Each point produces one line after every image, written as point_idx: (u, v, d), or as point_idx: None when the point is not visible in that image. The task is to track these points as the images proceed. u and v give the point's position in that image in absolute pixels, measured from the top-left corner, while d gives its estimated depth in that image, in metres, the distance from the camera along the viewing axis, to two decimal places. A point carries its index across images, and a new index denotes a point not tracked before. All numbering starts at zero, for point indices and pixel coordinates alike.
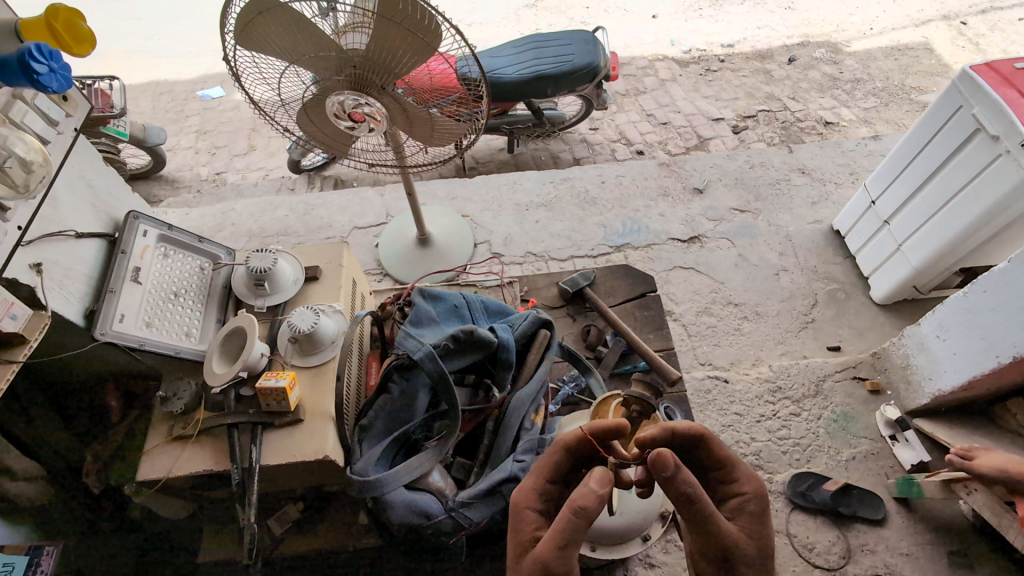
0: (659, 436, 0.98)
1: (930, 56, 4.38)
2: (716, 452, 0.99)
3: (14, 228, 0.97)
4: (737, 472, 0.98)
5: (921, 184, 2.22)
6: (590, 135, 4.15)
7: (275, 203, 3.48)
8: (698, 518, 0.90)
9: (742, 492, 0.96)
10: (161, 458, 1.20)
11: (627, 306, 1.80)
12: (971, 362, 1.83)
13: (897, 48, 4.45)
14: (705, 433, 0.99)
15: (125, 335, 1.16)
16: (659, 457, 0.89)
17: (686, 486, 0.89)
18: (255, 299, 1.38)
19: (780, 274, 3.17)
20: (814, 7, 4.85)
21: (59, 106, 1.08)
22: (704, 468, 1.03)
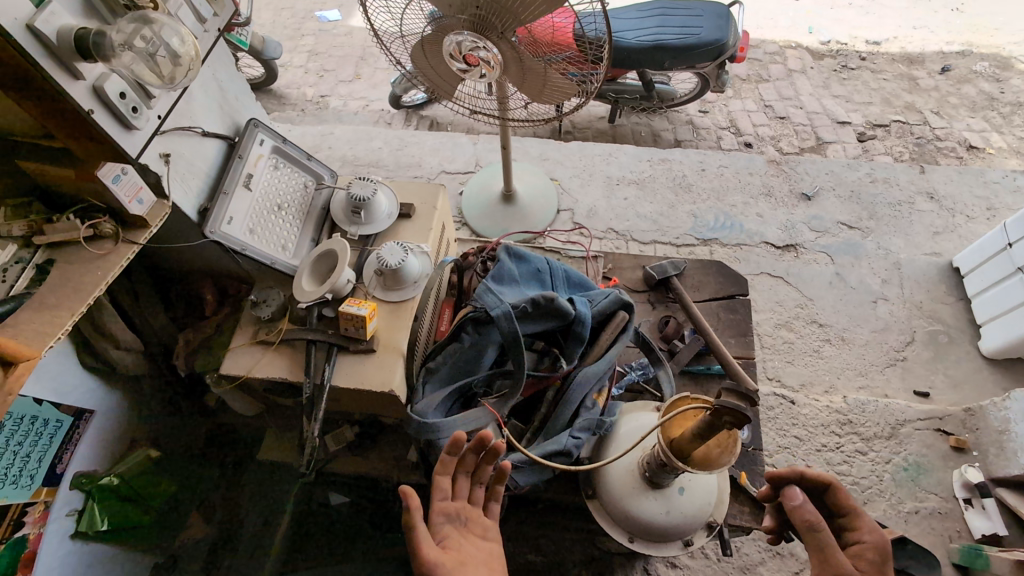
0: (787, 472, 1.12)
1: None
2: (842, 500, 1.10)
3: (155, 117, 0.94)
4: (858, 521, 1.08)
5: None
6: (698, 117, 3.88)
7: (371, 133, 3.54)
8: (818, 549, 1.00)
9: (862, 541, 1.05)
10: (244, 357, 1.27)
11: (713, 305, 1.69)
12: None
13: None
14: (833, 482, 1.10)
15: (230, 237, 1.22)
16: (789, 491, 1.04)
17: (809, 514, 1.02)
18: (349, 225, 1.40)
19: (878, 302, 2.91)
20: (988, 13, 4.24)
21: (210, 5, 1.10)
22: (831, 516, 1.13)
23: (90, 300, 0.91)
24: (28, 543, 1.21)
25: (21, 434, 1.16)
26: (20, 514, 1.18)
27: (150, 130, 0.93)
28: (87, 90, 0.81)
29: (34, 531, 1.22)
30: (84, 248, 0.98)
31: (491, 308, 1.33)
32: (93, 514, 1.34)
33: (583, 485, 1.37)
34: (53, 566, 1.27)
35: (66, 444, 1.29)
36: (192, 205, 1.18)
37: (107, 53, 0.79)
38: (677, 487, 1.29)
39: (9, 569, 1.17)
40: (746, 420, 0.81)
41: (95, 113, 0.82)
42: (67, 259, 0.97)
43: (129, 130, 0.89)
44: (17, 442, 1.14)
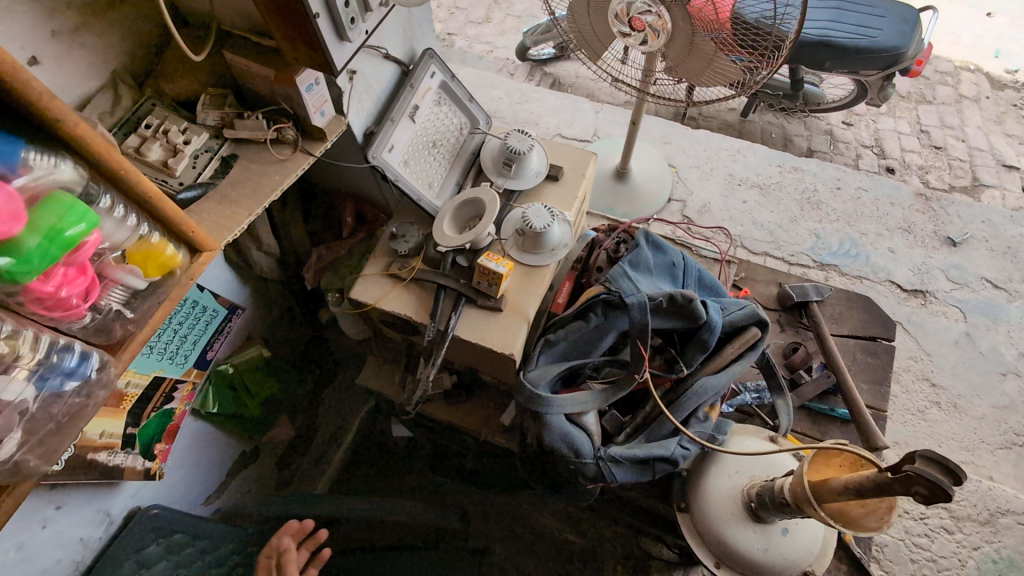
0: None
1: None
2: None
3: (363, 31, 0.92)
4: None
5: None
6: (840, 129, 3.53)
7: (494, 82, 3.47)
8: None
9: None
10: (374, 286, 1.27)
11: (851, 344, 1.54)
12: None
13: None
14: None
15: (388, 166, 1.21)
16: None
17: None
18: (496, 176, 1.36)
19: (1007, 376, 2.59)
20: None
21: None
22: None
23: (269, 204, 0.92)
24: (174, 416, 1.32)
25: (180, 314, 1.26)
26: (171, 389, 1.28)
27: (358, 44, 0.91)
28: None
29: (180, 407, 1.33)
30: (267, 149, 0.99)
31: (626, 295, 1.28)
32: (207, 396, 1.42)
33: (676, 496, 1.32)
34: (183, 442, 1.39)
35: (217, 331, 1.40)
36: (360, 126, 1.17)
37: None
38: (781, 527, 1.21)
39: (159, 436, 1.28)
40: (946, 497, 0.69)
41: (320, 18, 0.80)
42: (250, 157, 0.98)
43: (342, 41, 0.87)
44: (181, 321, 1.25)
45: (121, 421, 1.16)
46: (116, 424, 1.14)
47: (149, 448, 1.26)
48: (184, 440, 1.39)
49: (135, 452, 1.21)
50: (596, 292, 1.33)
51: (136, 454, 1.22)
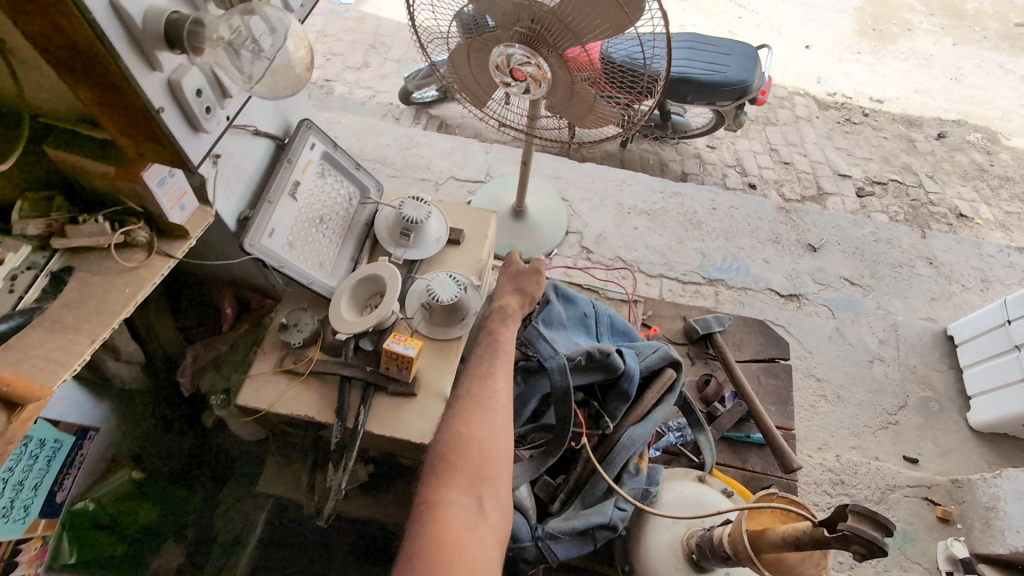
0: None
1: None
2: None
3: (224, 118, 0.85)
4: None
5: None
6: (706, 152, 3.86)
7: (380, 128, 3.38)
8: None
9: None
10: (267, 388, 1.12)
11: (754, 368, 1.63)
12: None
13: None
14: None
15: (270, 252, 1.07)
16: None
17: None
18: (394, 247, 1.27)
19: (874, 362, 2.91)
20: (983, 86, 4.33)
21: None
22: None
23: (116, 327, 0.76)
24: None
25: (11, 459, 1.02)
26: (12, 554, 1.04)
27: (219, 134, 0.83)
28: (162, 83, 0.72)
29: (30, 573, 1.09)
30: (112, 257, 0.83)
31: (546, 358, 1.25)
32: (60, 546, 1.17)
33: (621, 558, 1.29)
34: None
35: (65, 466, 1.16)
36: (232, 212, 1.04)
37: (199, 44, 0.72)
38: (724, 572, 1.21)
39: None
40: (879, 553, 0.71)
41: (164, 112, 0.73)
42: (90, 269, 0.82)
43: (197, 131, 0.80)
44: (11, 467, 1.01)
45: None
46: None
47: None
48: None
49: None
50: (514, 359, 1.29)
51: None
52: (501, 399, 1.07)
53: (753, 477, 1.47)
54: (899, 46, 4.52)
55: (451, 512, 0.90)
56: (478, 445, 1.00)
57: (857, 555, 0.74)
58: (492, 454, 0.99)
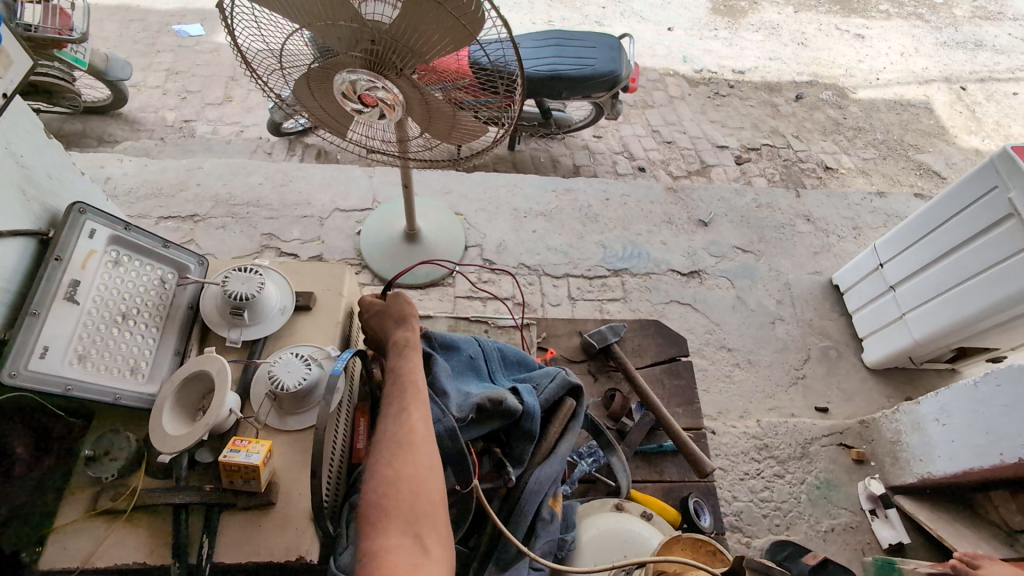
0: None
1: (930, 116, 4.31)
2: None
3: None
4: None
5: (932, 262, 2.53)
6: (593, 143, 3.88)
7: (249, 167, 3.08)
8: None
9: None
10: (81, 539, 0.91)
11: (655, 371, 1.58)
12: (968, 454, 2.11)
13: (900, 102, 4.37)
14: None
15: (46, 376, 0.88)
16: None
17: None
18: (228, 329, 1.09)
19: (776, 323, 3.03)
20: (826, 47, 4.69)
21: None
22: None
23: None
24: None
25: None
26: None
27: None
28: None
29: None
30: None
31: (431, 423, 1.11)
32: None
33: None
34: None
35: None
36: None
37: None
38: None
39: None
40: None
41: None
42: None
43: None
44: None
45: None
46: None
47: None
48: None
49: None
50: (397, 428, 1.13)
51: None
52: (421, 432, 0.97)
53: (671, 487, 1.42)
54: (750, 19, 4.79)
55: (395, 556, 0.80)
56: (404, 487, 0.89)
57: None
58: (422, 495, 0.88)
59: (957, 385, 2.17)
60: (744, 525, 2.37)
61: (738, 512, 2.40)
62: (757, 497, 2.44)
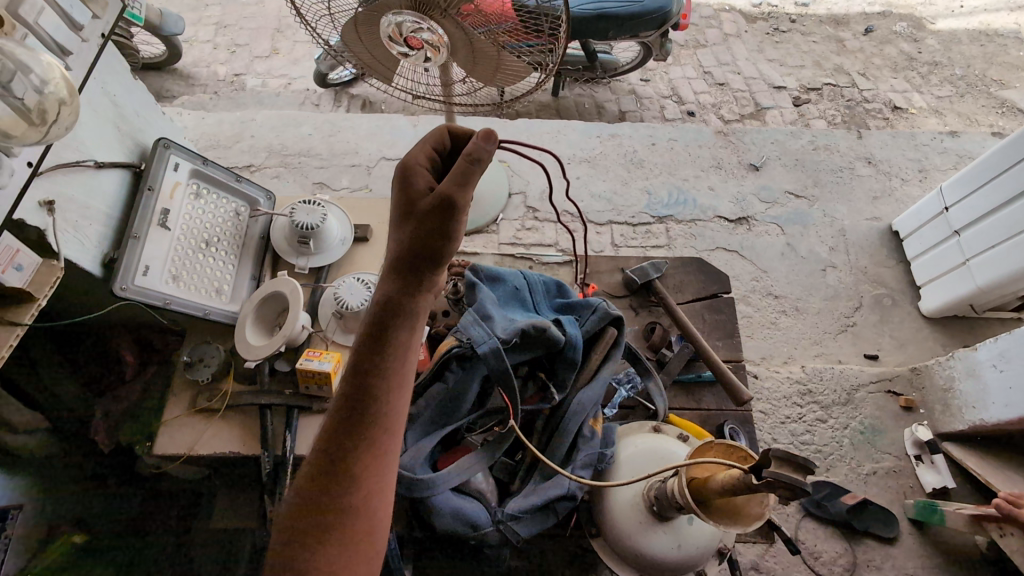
0: None
1: (1019, 46, 3.91)
2: None
3: (24, 164, 0.82)
4: None
5: (1002, 205, 2.40)
6: (640, 86, 3.75)
7: (298, 118, 3.18)
8: None
9: None
10: (184, 432, 1.06)
11: (696, 307, 1.61)
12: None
13: (984, 33, 3.98)
14: None
15: (150, 292, 0.99)
16: None
17: None
18: (297, 257, 1.20)
19: (827, 270, 2.95)
20: None
21: (84, 7, 0.95)
22: None
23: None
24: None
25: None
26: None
27: (16, 184, 0.80)
28: None
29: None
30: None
31: (478, 344, 1.21)
32: None
33: (587, 523, 1.28)
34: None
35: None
36: (94, 258, 0.96)
37: None
38: (686, 517, 1.19)
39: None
40: (801, 495, 0.69)
41: None
42: None
43: None
44: None
45: None
46: None
47: None
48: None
49: None
50: (447, 347, 1.25)
51: None
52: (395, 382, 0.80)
53: (709, 414, 1.48)
54: None
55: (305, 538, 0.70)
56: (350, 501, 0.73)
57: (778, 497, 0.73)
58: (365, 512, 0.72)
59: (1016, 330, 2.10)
60: None
61: None
62: (798, 440, 2.47)
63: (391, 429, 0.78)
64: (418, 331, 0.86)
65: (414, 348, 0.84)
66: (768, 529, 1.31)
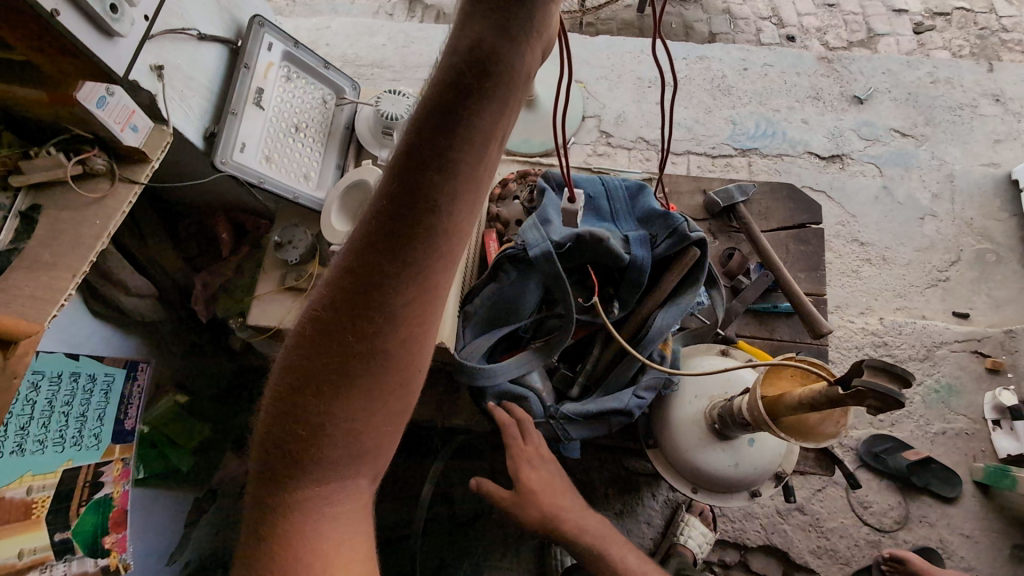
0: None
1: None
2: None
3: (141, 17, 0.86)
4: None
5: None
6: (736, 5, 3.38)
7: (372, 27, 3.11)
8: None
9: None
10: (274, 306, 1.13)
11: (782, 236, 1.52)
12: None
13: None
14: None
15: (246, 168, 1.04)
16: None
17: None
18: (380, 149, 1.20)
19: (925, 219, 2.70)
20: None
21: None
22: None
23: (91, 259, 0.86)
24: (114, 501, 1.23)
25: (66, 392, 1.13)
26: (94, 475, 1.18)
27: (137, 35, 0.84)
28: None
29: (117, 489, 1.24)
30: (74, 190, 0.91)
31: (531, 248, 1.15)
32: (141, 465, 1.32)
33: (644, 435, 1.30)
34: (136, 517, 1.29)
35: (123, 396, 1.28)
36: (196, 129, 1.03)
37: None
38: (747, 437, 1.20)
39: (105, 529, 1.20)
40: (897, 406, 0.66)
41: (61, 15, 0.72)
42: (56, 204, 0.91)
43: (112, 37, 0.81)
44: (76, 400, 1.15)
45: (41, 533, 1.06)
46: (36, 537, 1.04)
47: (98, 546, 1.18)
48: (140, 517, 1.30)
49: (78, 557, 1.12)
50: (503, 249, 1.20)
51: (82, 558, 1.13)
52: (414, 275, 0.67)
53: (780, 346, 1.44)
54: None
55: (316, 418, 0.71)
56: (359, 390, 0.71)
57: (870, 410, 0.70)
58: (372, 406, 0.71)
59: None
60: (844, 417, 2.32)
61: None
62: None
63: (406, 324, 0.69)
64: (454, 208, 0.66)
65: (446, 233, 0.66)
66: (830, 461, 1.29)
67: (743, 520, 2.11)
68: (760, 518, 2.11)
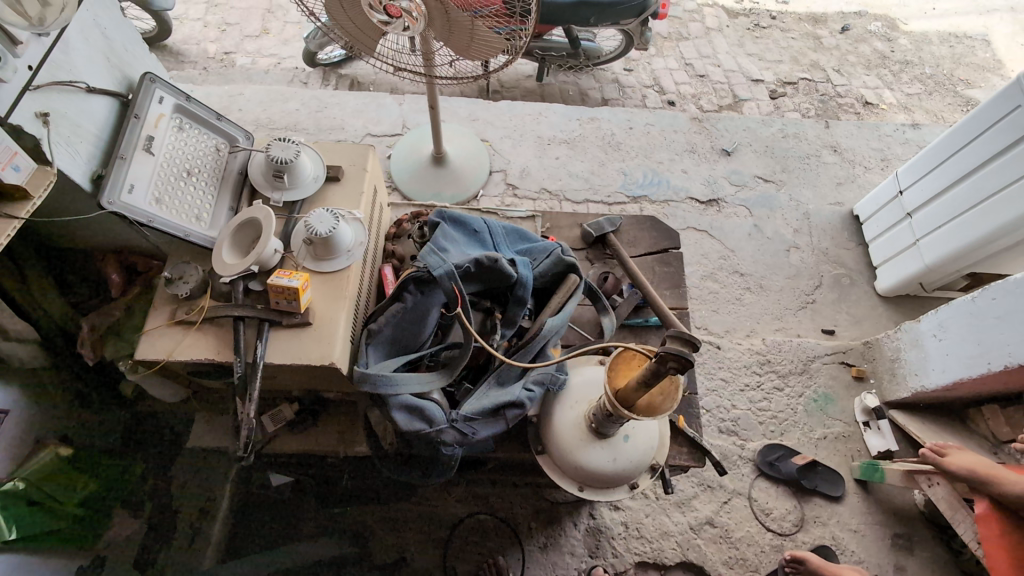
0: None
1: (986, 48, 4.16)
2: None
3: (24, 66, 0.98)
4: None
5: (953, 184, 2.57)
6: (624, 76, 3.85)
7: (286, 94, 3.26)
8: None
9: None
10: (162, 339, 1.15)
11: (648, 260, 1.74)
12: (959, 366, 2.23)
13: (953, 35, 4.22)
14: None
15: (133, 208, 1.12)
16: None
17: None
18: (272, 191, 1.30)
19: (791, 251, 3.09)
20: None
21: None
22: None
23: None
24: None
25: None
26: None
27: (19, 80, 0.97)
28: None
29: None
30: None
31: (434, 269, 1.30)
32: None
33: (533, 441, 1.40)
34: None
35: None
36: (84, 172, 1.10)
37: None
38: (622, 435, 1.34)
39: None
40: (689, 366, 0.85)
41: None
42: None
43: None
44: None
45: None
46: None
47: None
48: None
49: None
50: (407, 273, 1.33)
51: None
52: None
53: None
54: None
55: None
56: None
57: (674, 373, 0.89)
58: None
59: (952, 302, 2.29)
60: (740, 429, 2.53)
61: (736, 418, 2.55)
62: (755, 406, 2.59)
63: None
64: None
65: None
66: (701, 453, 1.45)
67: (660, 540, 2.15)
68: (676, 536, 2.16)
